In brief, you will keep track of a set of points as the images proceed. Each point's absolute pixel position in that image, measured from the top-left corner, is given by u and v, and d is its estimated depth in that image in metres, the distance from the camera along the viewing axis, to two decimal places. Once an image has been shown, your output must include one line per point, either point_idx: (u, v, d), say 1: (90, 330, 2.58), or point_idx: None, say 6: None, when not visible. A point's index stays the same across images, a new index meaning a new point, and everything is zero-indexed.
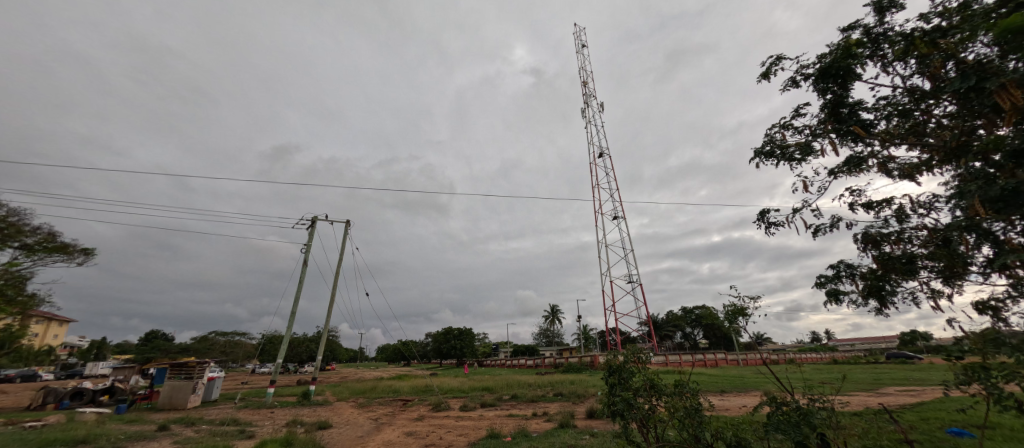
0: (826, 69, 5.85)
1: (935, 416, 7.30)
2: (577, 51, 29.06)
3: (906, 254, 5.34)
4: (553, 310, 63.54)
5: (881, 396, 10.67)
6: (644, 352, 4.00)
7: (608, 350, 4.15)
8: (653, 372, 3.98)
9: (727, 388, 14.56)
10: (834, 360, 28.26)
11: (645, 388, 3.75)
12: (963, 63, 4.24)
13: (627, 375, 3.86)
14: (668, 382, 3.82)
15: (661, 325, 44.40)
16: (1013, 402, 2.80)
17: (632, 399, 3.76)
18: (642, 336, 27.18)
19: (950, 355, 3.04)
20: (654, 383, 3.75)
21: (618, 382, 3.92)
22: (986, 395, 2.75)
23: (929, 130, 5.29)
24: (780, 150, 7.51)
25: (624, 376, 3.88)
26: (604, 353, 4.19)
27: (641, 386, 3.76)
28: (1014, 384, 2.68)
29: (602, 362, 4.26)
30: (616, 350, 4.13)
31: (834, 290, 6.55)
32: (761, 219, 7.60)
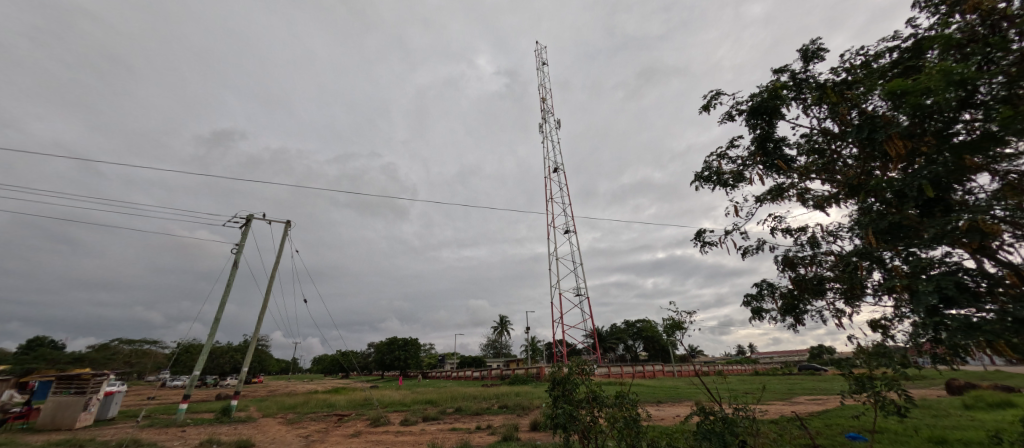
0: (756, 106, 6.50)
1: (836, 422, 8.20)
2: (537, 67, 29.62)
3: (817, 276, 6.04)
4: (502, 321, 63.02)
5: (794, 405, 11.81)
6: (588, 364, 4.04)
7: (553, 362, 4.16)
8: (595, 383, 4.02)
9: (664, 398, 15.31)
10: (755, 371, 30.96)
11: (587, 400, 3.80)
12: (867, 113, 4.97)
13: (571, 388, 3.89)
14: (610, 393, 3.86)
15: (605, 337, 46.18)
16: (889, 407, 3.37)
17: (573, 409, 3.81)
18: (587, 349, 27.98)
19: (842, 369, 3.62)
20: (596, 395, 3.79)
21: (562, 394, 3.93)
22: (870, 402, 3.33)
23: (838, 168, 6.05)
24: (717, 176, 8.21)
25: (568, 388, 3.91)
26: (550, 364, 4.18)
27: (584, 398, 3.82)
28: (889, 392, 3.29)
29: (547, 374, 4.28)
30: (561, 362, 4.14)
31: (758, 308, 7.23)
32: (697, 239, 8.34)
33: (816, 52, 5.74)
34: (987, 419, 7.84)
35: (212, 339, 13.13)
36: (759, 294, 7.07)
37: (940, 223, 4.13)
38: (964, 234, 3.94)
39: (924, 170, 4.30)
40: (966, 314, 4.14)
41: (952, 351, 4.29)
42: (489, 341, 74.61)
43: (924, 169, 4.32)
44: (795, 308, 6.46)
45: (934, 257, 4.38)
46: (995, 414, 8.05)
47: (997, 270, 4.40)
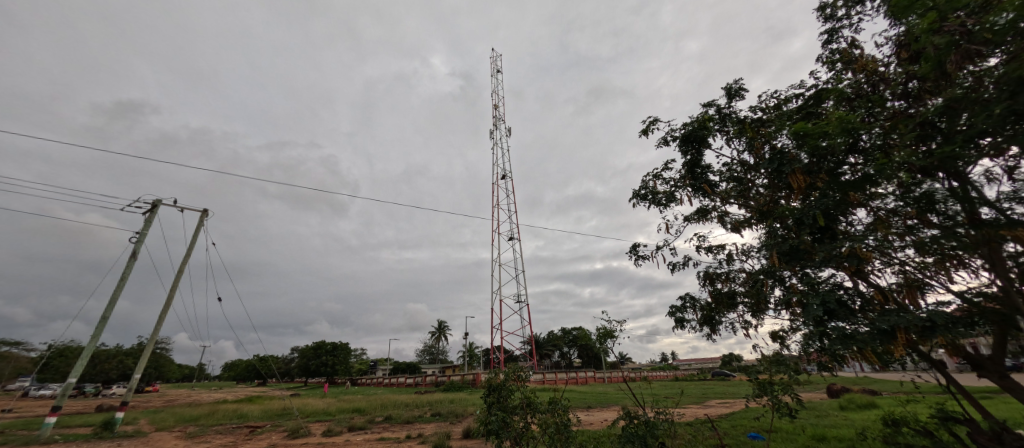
0: (688, 133, 7.09)
1: (740, 423, 9.16)
2: (492, 74, 29.87)
3: (731, 291, 6.68)
4: (440, 326, 61.51)
5: (706, 408, 13.00)
6: (524, 370, 4.00)
7: (489, 368, 4.05)
8: (530, 390, 4.01)
9: (594, 403, 15.93)
10: (675, 377, 33.63)
11: (521, 406, 3.76)
12: (777, 150, 5.70)
13: (506, 394, 3.83)
14: (544, 399, 3.88)
15: (541, 344, 47.21)
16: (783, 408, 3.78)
17: (507, 417, 3.74)
18: (524, 355, 28.30)
19: (748, 374, 4.02)
20: (530, 401, 3.77)
21: (495, 400, 3.84)
22: (769, 404, 3.72)
23: (752, 195, 6.80)
24: (652, 195, 8.80)
25: (503, 394, 3.83)
26: (486, 370, 4.07)
27: (518, 404, 3.77)
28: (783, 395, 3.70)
29: (483, 380, 4.16)
30: (498, 368, 4.05)
31: (681, 318, 7.82)
32: (632, 252, 8.85)
33: (740, 91, 6.42)
34: (856, 418, 9.28)
35: (95, 341, 10.94)
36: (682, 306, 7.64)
37: (829, 248, 4.84)
38: (846, 258, 4.65)
39: (818, 202, 5.02)
40: (844, 327, 4.84)
41: (833, 359, 4.99)
42: (425, 346, 72.33)
43: (818, 202, 5.03)
44: (711, 319, 7.08)
45: (823, 277, 5.10)
46: (861, 414, 9.56)
47: (867, 290, 5.23)
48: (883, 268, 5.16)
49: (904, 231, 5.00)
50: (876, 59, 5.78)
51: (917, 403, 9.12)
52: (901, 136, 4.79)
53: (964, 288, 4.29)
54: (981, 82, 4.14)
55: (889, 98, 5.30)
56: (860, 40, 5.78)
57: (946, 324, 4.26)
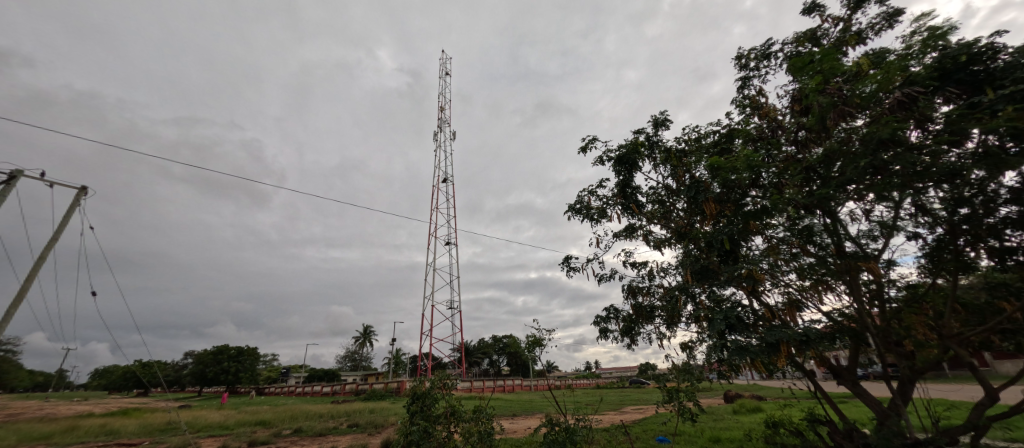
0: (622, 156, 7.58)
1: (650, 428, 9.89)
2: (441, 75, 29.46)
3: (650, 304, 7.20)
4: (366, 331, 57.82)
5: (622, 414, 13.85)
6: (451, 378, 3.84)
7: (414, 375, 3.77)
8: (455, 398, 3.89)
9: (518, 411, 16.03)
10: (597, 384, 35.39)
11: (445, 415, 3.62)
12: (697, 179, 6.32)
13: (430, 403, 3.60)
14: (469, 407, 3.80)
15: (471, 351, 46.70)
16: None
17: (429, 429, 3.51)
18: (453, 362, 27.71)
19: None
20: (455, 409, 3.66)
21: (418, 410, 3.59)
22: None
23: (672, 217, 7.47)
24: (586, 209, 9.21)
25: (427, 403, 3.59)
26: (411, 378, 3.77)
27: (442, 413, 3.61)
28: None
29: (406, 388, 3.86)
30: (424, 375, 3.79)
31: (604, 328, 8.22)
32: (565, 263, 9.14)
33: (668, 121, 7.03)
34: (745, 421, 10.55)
35: None
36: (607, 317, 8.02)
37: (732, 269, 5.53)
38: (744, 278, 5.33)
39: (727, 228, 5.67)
40: (741, 339, 5.45)
41: (731, 368, 5.61)
42: (346, 353, 67.32)
43: (726, 228, 5.70)
44: (631, 330, 7.55)
45: (727, 294, 5.74)
46: (751, 417, 10.89)
47: (759, 307, 5.96)
48: (773, 289, 5.93)
49: (789, 258, 5.84)
50: (776, 108, 6.74)
51: (792, 407, 10.65)
52: (792, 176, 5.63)
53: (830, 308, 5.13)
54: (851, 138, 5.04)
55: (785, 143, 6.22)
56: (765, 91, 6.71)
57: (816, 338, 5.04)
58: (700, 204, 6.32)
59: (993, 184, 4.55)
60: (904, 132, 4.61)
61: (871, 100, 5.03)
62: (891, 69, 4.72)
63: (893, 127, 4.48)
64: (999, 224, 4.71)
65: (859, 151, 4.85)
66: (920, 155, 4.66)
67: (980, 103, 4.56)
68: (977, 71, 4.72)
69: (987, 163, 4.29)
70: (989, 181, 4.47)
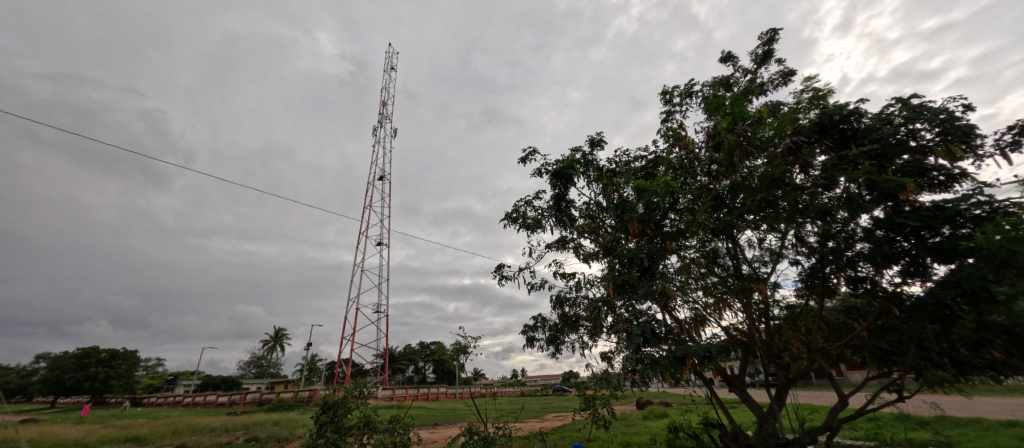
0: (558, 170, 7.81)
1: (568, 434, 10.22)
2: (386, 67, 28.24)
3: (575, 314, 7.43)
4: (278, 334, 52.33)
5: (543, 421, 14.16)
6: (367, 388, 4.33)
7: (328, 386, 4.20)
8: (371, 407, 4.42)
9: (440, 420, 15.59)
10: (521, 392, 35.86)
11: (359, 425, 4.15)
12: (624, 198, 6.73)
13: (342, 413, 4.07)
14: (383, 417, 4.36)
15: (396, 358, 44.61)
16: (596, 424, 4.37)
17: (341, 434, 4.04)
18: (375, 369, 26.15)
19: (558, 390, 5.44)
20: (370, 420, 4.20)
21: (329, 420, 4.04)
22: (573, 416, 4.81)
23: (601, 232, 7.85)
24: (521, 219, 9.33)
25: (338, 413, 4.06)
26: (325, 388, 4.22)
27: (355, 424, 4.14)
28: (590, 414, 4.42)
29: (318, 398, 4.25)
30: (338, 386, 4.24)
31: (531, 337, 8.32)
32: (497, 271, 9.13)
33: (603, 142, 7.42)
34: (653, 426, 11.38)
35: None
36: (534, 326, 8.13)
37: (649, 285, 5.92)
38: (660, 294, 5.72)
39: (647, 246, 6.09)
40: (653, 351, 5.84)
41: (642, 378, 5.99)
42: (252, 358, 60.17)
43: (647, 246, 6.11)
44: (556, 339, 7.72)
45: (644, 308, 6.14)
46: (658, 422, 11.78)
47: (670, 321, 6.46)
48: (684, 304, 6.48)
49: (698, 277, 6.44)
50: (695, 141, 7.47)
51: (692, 413, 11.74)
52: (704, 203, 6.25)
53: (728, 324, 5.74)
54: (751, 174, 5.75)
55: (700, 173, 6.91)
56: (686, 124, 7.40)
57: (715, 351, 5.58)
58: (626, 222, 6.73)
59: (852, 224, 5.47)
60: (792, 173, 5.37)
61: (768, 143, 5.78)
62: (785, 119, 5.49)
63: (783, 169, 5.20)
64: (855, 257, 5.66)
65: (757, 187, 5.55)
66: (802, 194, 5.46)
67: (846, 155, 5.48)
68: (844, 130, 5.74)
69: (849, 206, 5.15)
70: (850, 220, 5.37)
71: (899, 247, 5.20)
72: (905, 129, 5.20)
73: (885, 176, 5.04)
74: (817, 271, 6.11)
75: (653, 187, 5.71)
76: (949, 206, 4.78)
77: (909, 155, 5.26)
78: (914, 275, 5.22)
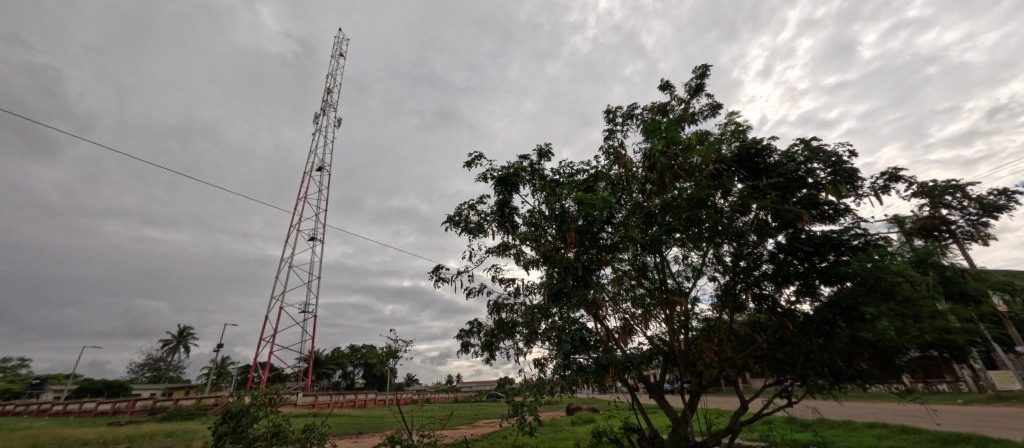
0: (503, 176, 7.84)
1: (496, 441, 10.20)
2: (334, 54, 26.81)
3: (511, 320, 7.45)
4: (184, 333, 46.44)
5: (473, 428, 14.06)
6: (281, 394, 4.05)
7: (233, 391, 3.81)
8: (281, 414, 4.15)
9: (365, 429, 14.72)
10: (454, 398, 35.31)
11: (266, 437, 3.90)
12: (565, 209, 6.92)
13: (247, 423, 3.76)
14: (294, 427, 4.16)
15: (323, 361, 41.72)
16: None
17: (243, 444, 3.75)
18: (296, 374, 24.19)
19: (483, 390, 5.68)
20: (279, 430, 3.97)
21: (230, 432, 3.70)
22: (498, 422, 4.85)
23: (542, 241, 7.99)
24: (463, 222, 9.20)
25: (243, 423, 3.74)
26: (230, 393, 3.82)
27: (263, 435, 3.89)
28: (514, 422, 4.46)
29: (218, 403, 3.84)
30: (247, 391, 3.90)
31: (466, 342, 8.19)
32: (434, 274, 8.88)
33: (549, 153, 7.60)
34: (578, 432, 11.75)
35: None
36: (470, 331, 8.02)
37: (583, 294, 6.11)
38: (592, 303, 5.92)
39: (583, 256, 6.31)
40: (583, 358, 6.02)
41: (570, 385, 6.12)
42: (147, 361, 52.62)
43: (583, 256, 6.32)
44: (491, 345, 7.68)
45: (576, 317, 6.32)
46: (583, 427, 12.20)
47: (601, 330, 6.72)
48: (614, 314, 6.77)
49: (628, 289, 6.79)
50: (633, 160, 7.91)
51: (615, 419, 12.32)
52: (637, 219, 6.63)
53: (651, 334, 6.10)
54: (680, 195, 6.21)
55: (635, 190, 7.33)
56: (626, 144, 7.82)
57: (638, 359, 5.89)
58: (565, 232, 6.91)
59: (761, 247, 6.10)
60: (714, 197, 5.89)
61: (695, 168, 6.29)
62: (710, 148, 6.02)
63: (707, 192, 5.67)
64: (760, 277, 6.32)
65: (684, 206, 6.00)
66: (721, 217, 6.01)
67: (758, 185, 6.14)
68: (758, 162, 6.43)
69: (758, 231, 5.75)
70: (759, 244, 5.98)
71: (795, 269, 5.91)
72: (805, 166, 5.96)
73: (787, 206, 5.70)
74: (730, 288, 6.74)
75: (592, 200, 5.94)
76: (835, 236, 5.54)
77: (806, 190, 6.02)
78: (805, 295, 5.95)
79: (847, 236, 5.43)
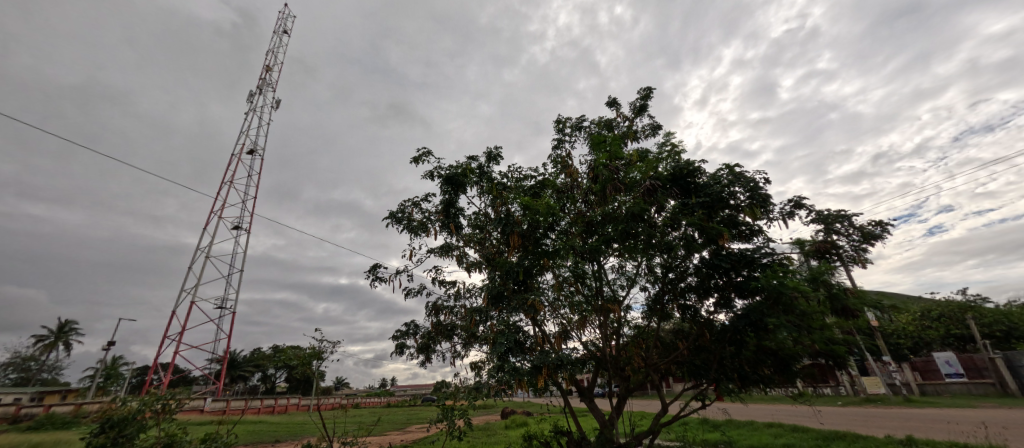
0: (451, 176, 7.69)
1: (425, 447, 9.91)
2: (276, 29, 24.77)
3: (450, 322, 7.29)
4: (63, 329, 39.58)
5: (403, 434, 13.63)
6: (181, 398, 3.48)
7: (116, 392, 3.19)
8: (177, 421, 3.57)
9: (282, 437, 13.63)
10: (387, 403, 33.85)
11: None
12: (510, 213, 6.95)
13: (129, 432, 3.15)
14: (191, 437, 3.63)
15: (240, 363, 37.85)
16: None
17: None
18: (205, 377, 21.67)
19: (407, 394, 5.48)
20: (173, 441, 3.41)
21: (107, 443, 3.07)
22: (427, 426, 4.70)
23: (486, 243, 7.94)
24: (406, 220, 8.89)
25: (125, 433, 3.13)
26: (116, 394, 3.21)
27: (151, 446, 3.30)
28: None
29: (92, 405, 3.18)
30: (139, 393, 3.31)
31: (401, 344, 7.86)
32: (371, 272, 8.44)
33: (499, 156, 7.60)
34: (510, 436, 11.78)
35: None
36: (406, 333, 7.72)
37: (522, 298, 6.14)
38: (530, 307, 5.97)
39: (524, 261, 6.35)
40: (518, 362, 6.04)
41: (504, 389, 6.09)
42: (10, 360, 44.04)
43: (525, 261, 6.36)
44: (427, 347, 7.45)
45: (515, 320, 6.34)
46: (515, 431, 12.26)
47: (538, 334, 6.80)
48: (552, 319, 6.89)
49: (567, 295, 6.97)
50: (578, 170, 8.18)
51: (547, 422, 12.55)
52: (579, 228, 6.85)
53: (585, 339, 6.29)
54: (619, 207, 6.51)
55: (579, 200, 7.58)
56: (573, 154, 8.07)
57: (571, 363, 6.04)
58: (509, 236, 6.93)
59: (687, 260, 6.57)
60: (649, 211, 6.26)
61: (634, 183, 6.64)
62: (648, 165, 6.39)
63: (643, 206, 5.99)
64: (686, 288, 6.80)
65: (622, 218, 6.30)
66: (655, 230, 6.39)
67: (687, 202, 6.62)
68: (689, 182, 6.94)
69: (686, 245, 6.18)
70: (686, 258, 6.44)
71: (715, 282, 6.43)
72: (728, 189, 6.53)
73: (710, 223, 6.22)
74: (659, 297, 7.17)
75: (536, 206, 6.01)
76: (749, 253, 6.11)
77: (728, 210, 6.61)
78: (722, 307, 6.51)
79: (758, 253, 6.03)
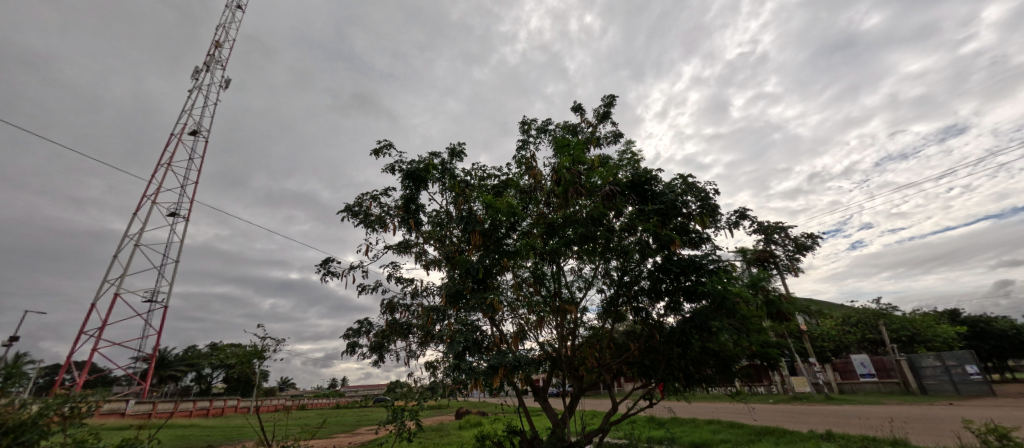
0: (412, 170, 7.51)
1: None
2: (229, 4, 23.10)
3: (406, 321, 7.11)
4: None
5: (351, 436, 13.19)
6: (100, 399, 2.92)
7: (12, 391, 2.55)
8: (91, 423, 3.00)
9: (216, 441, 12.72)
10: (336, 404, 32.42)
11: None
12: (472, 211, 6.88)
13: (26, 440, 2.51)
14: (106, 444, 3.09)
15: (171, 362, 34.64)
16: None
17: None
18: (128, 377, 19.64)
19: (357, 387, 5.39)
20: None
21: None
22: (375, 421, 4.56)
23: (446, 241, 7.81)
24: (363, 214, 8.57)
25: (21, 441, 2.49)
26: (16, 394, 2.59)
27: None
28: None
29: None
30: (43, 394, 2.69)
31: (353, 343, 7.57)
32: (323, 267, 8.07)
33: (462, 153, 7.50)
34: (463, 436, 11.66)
35: None
36: (358, 331, 7.44)
37: (480, 296, 6.08)
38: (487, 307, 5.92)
39: (484, 259, 6.31)
40: (474, 361, 5.98)
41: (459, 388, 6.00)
42: None
43: (485, 259, 6.31)
44: (381, 346, 7.23)
45: (472, 319, 6.27)
46: (467, 432, 12.15)
47: (496, 333, 6.78)
48: (510, 318, 6.90)
49: (526, 295, 7.00)
50: (542, 172, 8.27)
51: (500, 422, 12.56)
52: (540, 230, 6.92)
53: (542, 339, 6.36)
54: (579, 211, 6.64)
55: (541, 201, 7.66)
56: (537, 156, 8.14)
57: (527, 363, 6.05)
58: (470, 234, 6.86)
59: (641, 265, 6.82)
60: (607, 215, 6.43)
61: (594, 187, 6.80)
62: (608, 171, 6.57)
63: (602, 210, 6.16)
64: (639, 291, 7.06)
65: (582, 221, 6.44)
66: (612, 234, 6.58)
67: (644, 209, 6.88)
68: (646, 189, 7.22)
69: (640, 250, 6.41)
70: (640, 262, 6.68)
71: (666, 286, 6.72)
72: (681, 198, 6.86)
73: (664, 230, 6.49)
74: (614, 299, 7.39)
75: (498, 205, 5.99)
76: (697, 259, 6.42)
77: (680, 217, 6.94)
78: (671, 310, 6.80)
79: (706, 260, 6.37)
